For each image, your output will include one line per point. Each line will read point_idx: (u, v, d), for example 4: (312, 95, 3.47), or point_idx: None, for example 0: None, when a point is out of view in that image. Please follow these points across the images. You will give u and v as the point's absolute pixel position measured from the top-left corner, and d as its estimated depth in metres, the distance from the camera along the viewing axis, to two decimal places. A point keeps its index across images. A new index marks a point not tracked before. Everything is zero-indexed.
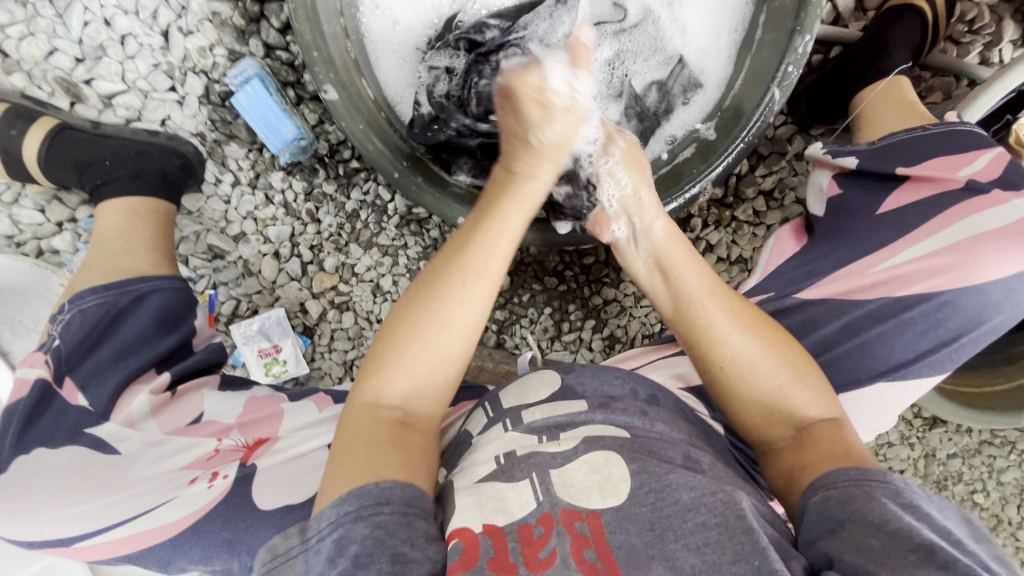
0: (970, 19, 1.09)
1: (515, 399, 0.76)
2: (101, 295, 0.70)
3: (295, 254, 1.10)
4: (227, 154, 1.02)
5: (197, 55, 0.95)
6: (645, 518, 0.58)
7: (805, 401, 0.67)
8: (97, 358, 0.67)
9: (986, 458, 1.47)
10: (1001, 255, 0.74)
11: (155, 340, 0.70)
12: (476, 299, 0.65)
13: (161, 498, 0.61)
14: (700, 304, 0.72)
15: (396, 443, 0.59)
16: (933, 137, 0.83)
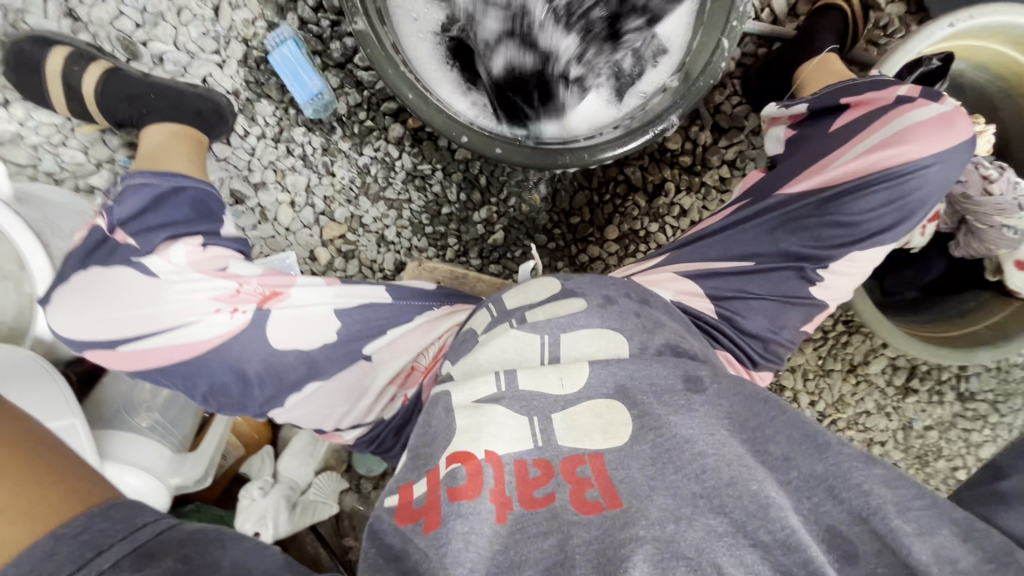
0: (884, 25, 1.33)
1: (517, 300, 0.80)
2: (148, 177, 0.76)
3: (309, 204, 1.21)
4: (257, 111, 1.16)
5: (241, 26, 1.13)
6: (645, 455, 0.59)
7: None
8: (142, 219, 0.72)
9: (961, 431, 1.52)
10: (935, 139, 0.76)
11: (193, 221, 0.75)
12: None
13: (187, 318, 0.70)
14: None
15: None
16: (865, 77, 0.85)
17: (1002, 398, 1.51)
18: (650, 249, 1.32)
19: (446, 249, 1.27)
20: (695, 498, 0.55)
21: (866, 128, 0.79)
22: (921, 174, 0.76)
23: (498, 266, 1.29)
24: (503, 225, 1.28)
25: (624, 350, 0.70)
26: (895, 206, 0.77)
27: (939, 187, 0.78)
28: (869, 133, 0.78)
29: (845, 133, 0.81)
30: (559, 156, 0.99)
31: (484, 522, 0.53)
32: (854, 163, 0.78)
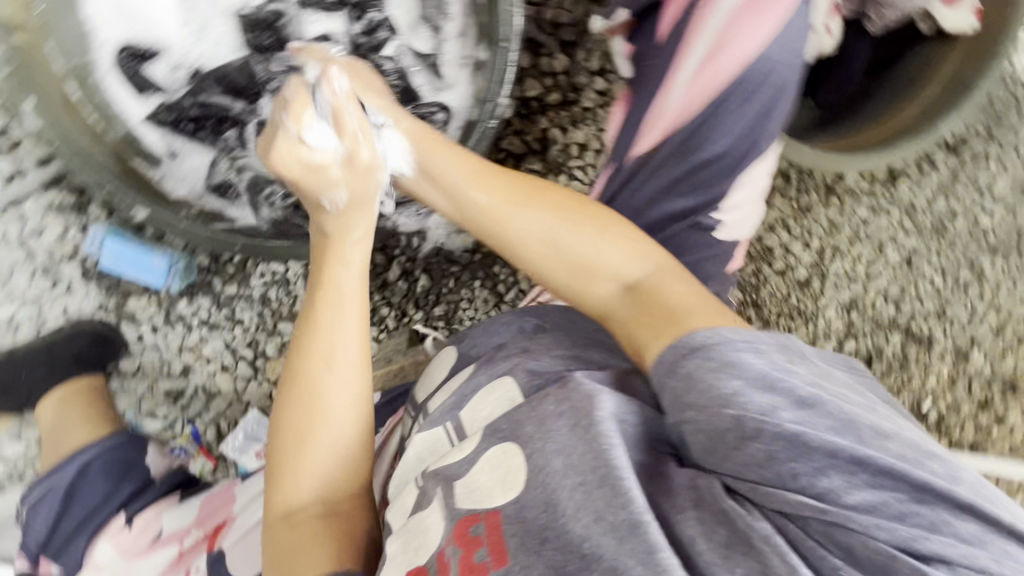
0: None
1: (424, 389, 0.71)
2: (39, 485, 0.72)
3: (240, 358, 1.17)
4: (133, 311, 1.10)
5: (58, 246, 1.04)
6: (534, 502, 0.47)
7: (526, 224, 0.64)
8: (59, 532, 0.71)
9: (966, 180, 1.39)
10: (759, 19, 0.62)
11: (109, 495, 0.74)
12: (348, 372, 0.63)
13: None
14: (488, 205, 0.65)
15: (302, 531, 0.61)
16: None
17: (991, 125, 1.38)
18: None
19: (384, 321, 1.20)
20: (580, 545, 0.44)
21: (683, 35, 0.66)
22: (769, 70, 0.62)
23: (441, 307, 1.21)
24: (421, 268, 1.20)
25: (517, 395, 0.56)
26: (753, 116, 0.63)
27: (791, 59, 0.63)
28: (689, 43, 0.65)
29: (669, 46, 0.68)
30: None
31: None
32: (687, 93, 0.64)
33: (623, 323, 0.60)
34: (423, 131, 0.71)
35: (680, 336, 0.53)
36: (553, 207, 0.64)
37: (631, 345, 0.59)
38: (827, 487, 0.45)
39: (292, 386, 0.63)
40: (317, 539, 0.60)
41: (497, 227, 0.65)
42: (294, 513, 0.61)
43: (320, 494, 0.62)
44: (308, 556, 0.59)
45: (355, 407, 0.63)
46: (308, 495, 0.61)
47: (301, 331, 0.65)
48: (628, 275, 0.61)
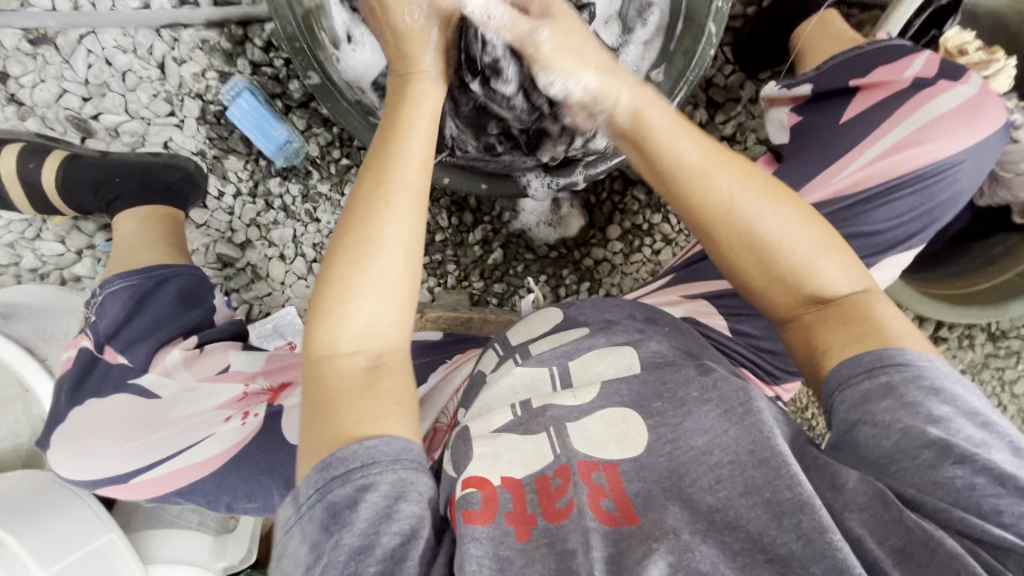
0: None
1: (522, 335, 0.78)
2: (128, 278, 0.73)
3: (299, 254, 1.16)
4: (227, 168, 1.10)
5: (191, 80, 1.05)
6: (664, 466, 0.58)
7: (754, 211, 0.61)
8: (129, 330, 0.70)
9: (995, 370, 1.47)
10: (958, 130, 0.71)
11: (179, 315, 0.73)
12: (404, 221, 0.59)
13: (202, 433, 0.65)
14: (703, 174, 0.62)
15: (328, 407, 0.54)
16: (870, 55, 0.78)
17: None
18: (655, 242, 1.26)
19: (446, 277, 1.22)
20: (712, 512, 0.53)
21: (882, 120, 0.73)
22: (952, 171, 0.71)
23: (501, 285, 1.23)
24: (500, 242, 1.23)
25: (637, 364, 0.67)
26: (919, 210, 0.72)
27: (962, 176, 0.73)
28: (888, 127, 0.72)
29: (863, 124, 0.74)
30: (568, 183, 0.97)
31: (502, 544, 0.53)
32: (873, 165, 0.72)
33: (809, 338, 0.61)
34: (641, 90, 0.65)
35: (869, 365, 0.55)
36: (771, 195, 0.61)
37: (808, 364, 0.61)
38: (987, 509, 0.47)
39: (354, 218, 0.59)
40: (356, 394, 0.54)
41: (721, 204, 0.61)
42: (333, 357, 0.56)
43: (368, 347, 0.57)
44: (373, 420, 0.53)
45: (410, 255, 0.59)
46: (355, 340, 0.56)
47: (366, 174, 0.61)
48: (835, 291, 0.60)
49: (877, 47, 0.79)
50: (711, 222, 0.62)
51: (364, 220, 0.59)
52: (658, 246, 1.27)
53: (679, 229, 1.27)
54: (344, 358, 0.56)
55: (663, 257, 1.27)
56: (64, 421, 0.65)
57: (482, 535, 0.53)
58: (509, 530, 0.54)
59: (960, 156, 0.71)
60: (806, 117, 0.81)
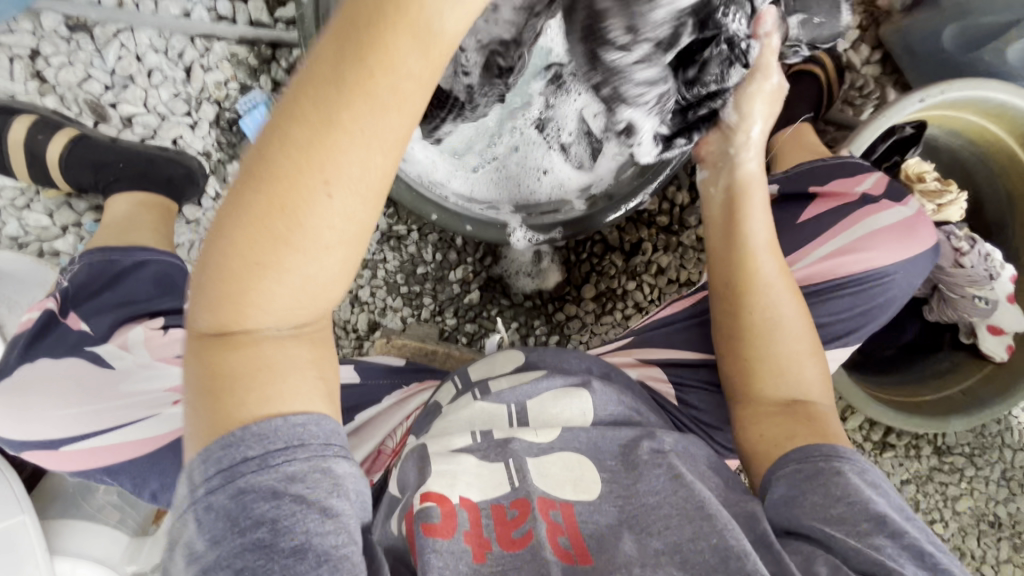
0: (860, 86, 1.33)
1: (482, 371, 0.83)
2: (107, 254, 0.78)
3: None
4: (228, 172, 1.15)
5: (213, 87, 1.11)
6: (614, 515, 0.64)
7: (785, 303, 0.77)
8: (99, 301, 0.74)
9: (938, 485, 1.54)
10: (894, 246, 0.80)
11: (149, 296, 0.77)
12: (340, 191, 0.43)
13: (144, 413, 0.68)
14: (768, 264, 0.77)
15: (228, 383, 0.47)
16: (827, 166, 0.87)
17: (978, 451, 1.55)
18: (627, 308, 1.32)
19: (420, 309, 1.24)
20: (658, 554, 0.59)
21: (830, 228, 0.82)
22: (887, 280, 0.80)
23: (473, 325, 1.26)
24: (479, 284, 1.26)
25: (590, 415, 0.74)
26: (858, 309, 0.80)
27: (897, 282, 0.81)
28: (832, 235, 0.81)
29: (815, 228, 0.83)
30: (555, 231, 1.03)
31: (459, 560, 0.57)
32: (819, 263, 0.80)
33: (775, 430, 0.72)
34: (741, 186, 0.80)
35: (826, 453, 0.67)
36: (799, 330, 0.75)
37: (767, 445, 0.72)
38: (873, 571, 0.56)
39: (275, 165, 0.43)
40: (261, 374, 0.47)
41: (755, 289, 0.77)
42: (239, 333, 0.47)
43: (284, 321, 0.48)
44: (273, 411, 0.48)
45: (354, 238, 0.45)
46: (264, 320, 0.47)
47: (295, 101, 0.42)
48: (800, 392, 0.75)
49: (836, 161, 0.87)
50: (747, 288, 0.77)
51: (308, 153, 0.42)
52: (630, 313, 1.33)
53: (650, 298, 1.33)
54: (257, 324, 0.47)
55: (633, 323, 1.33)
56: (12, 374, 0.68)
57: (442, 545, 0.57)
58: (466, 547, 0.59)
59: (895, 268, 0.80)
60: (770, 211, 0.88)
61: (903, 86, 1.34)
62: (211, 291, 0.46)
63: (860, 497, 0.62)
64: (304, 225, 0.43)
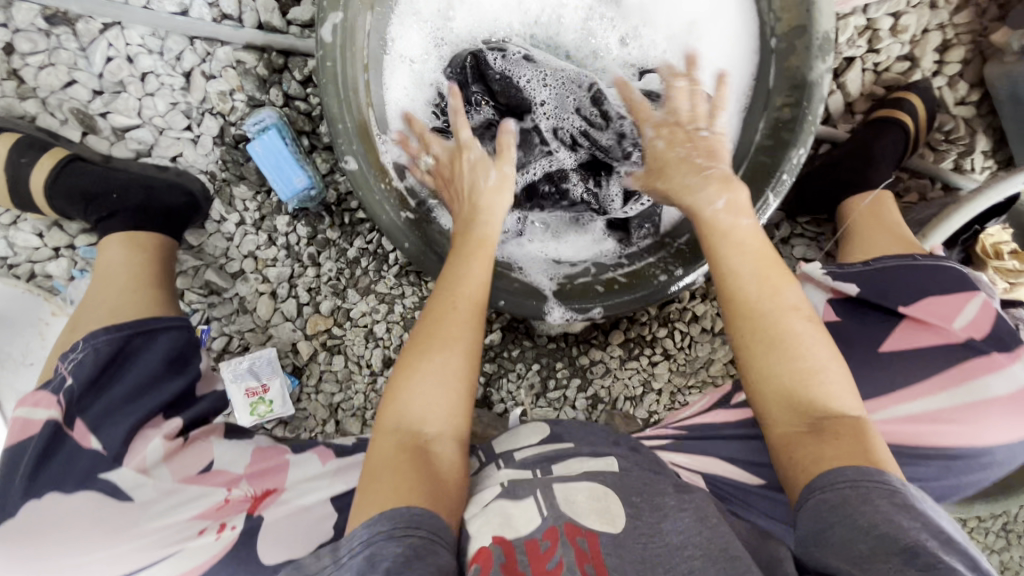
0: (948, 130, 1.17)
1: (506, 444, 0.89)
2: (112, 336, 0.73)
3: (292, 295, 1.10)
4: (234, 194, 1.03)
5: (217, 99, 0.97)
6: (638, 552, 0.61)
7: (805, 328, 0.68)
8: (107, 399, 0.69)
9: None
10: (1005, 421, 0.71)
11: (162, 382, 0.73)
12: (466, 310, 0.74)
13: (170, 549, 0.62)
14: (745, 275, 0.71)
15: (399, 469, 0.63)
16: (920, 273, 0.78)
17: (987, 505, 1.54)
18: (654, 354, 1.25)
19: None
20: None
21: (930, 381, 0.73)
22: (983, 457, 0.72)
23: (492, 365, 1.21)
24: (501, 324, 1.20)
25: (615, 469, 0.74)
26: (940, 482, 0.73)
27: (994, 458, 0.73)
28: (931, 391, 0.72)
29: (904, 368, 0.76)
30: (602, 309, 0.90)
31: None
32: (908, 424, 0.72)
33: (796, 442, 0.65)
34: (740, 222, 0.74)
35: (852, 479, 0.59)
36: (789, 335, 0.68)
37: (796, 470, 0.64)
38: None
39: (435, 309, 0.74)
40: (405, 461, 0.64)
41: (748, 303, 0.70)
42: (403, 434, 0.67)
43: (428, 422, 0.68)
44: (421, 491, 0.61)
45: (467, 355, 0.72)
46: (422, 424, 0.68)
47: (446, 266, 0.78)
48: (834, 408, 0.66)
49: (932, 265, 0.79)
50: (740, 312, 0.71)
51: (442, 307, 0.74)
52: (657, 359, 1.26)
53: (680, 346, 1.26)
54: (409, 422, 0.67)
55: (659, 371, 1.26)
56: (17, 514, 0.62)
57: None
58: None
59: (995, 448, 0.72)
60: (843, 319, 0.78)
61: (996, 130, 1.17)
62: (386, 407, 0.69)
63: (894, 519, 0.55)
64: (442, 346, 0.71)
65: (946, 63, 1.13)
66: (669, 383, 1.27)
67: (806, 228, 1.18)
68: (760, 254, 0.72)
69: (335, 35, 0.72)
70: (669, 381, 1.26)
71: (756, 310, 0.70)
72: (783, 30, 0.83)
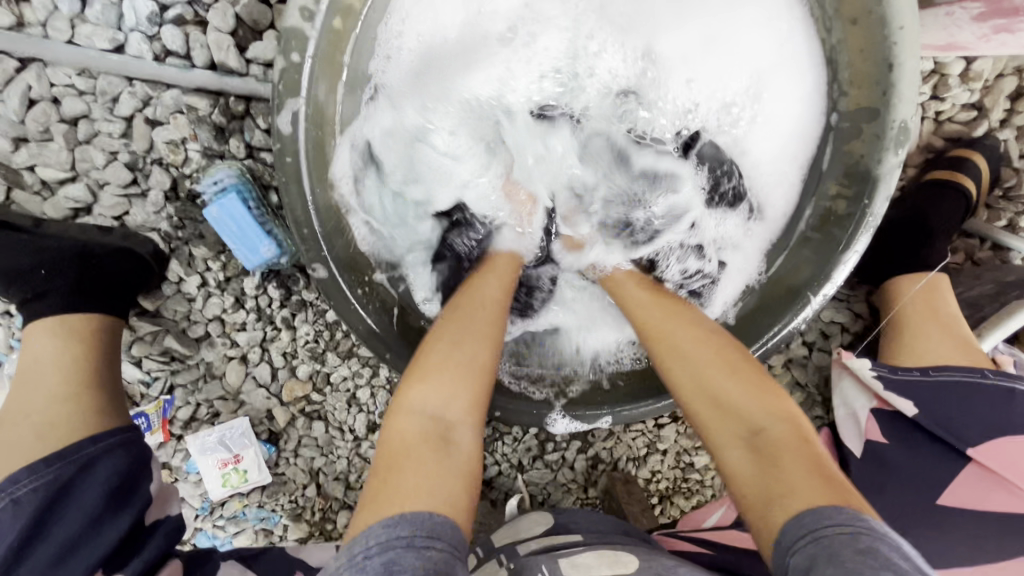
0: (1008, 187, 1.02)
1: (506, 539, 0.84)
2: (34, 481, 0.62)
3: (265, 360, 0.99)
4: (194, 255, 0.89)
5: (166, 149, 0.82)
6: None
7: (683, 338, 0.65)
8: (31, 563, 0.60)
9: None
10: None
11: (103, 524, 0.64)
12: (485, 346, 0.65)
13: None
14: (651, 318, 0.69)
15: (388, 487, 0.53)
16: (991, 399, 0.74)
17: None
18: (661, 416, 1.17)
19: None
20: None
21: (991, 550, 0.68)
22: None
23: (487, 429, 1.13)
24: None
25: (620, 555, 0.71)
26: None
27: None
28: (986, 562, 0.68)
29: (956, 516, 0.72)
30: (615, 415, 0.79)
31: None
32: None
33: (749, 479, 0.55)
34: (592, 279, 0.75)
35: (826, 510, 0.48)
36: (713, 357, 0.63)
37: (756, 508, 0.53)
38: None
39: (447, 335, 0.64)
40: (423, 450, 0.56)
41: (656, 338, 0.67)
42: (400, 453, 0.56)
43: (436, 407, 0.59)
44: (411, 503, 0.51)
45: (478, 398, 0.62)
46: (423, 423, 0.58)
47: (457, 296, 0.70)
48: (766, 429, 0.57)
49: (1006, 388, 0.74)
50: (659, 355, 0.66)
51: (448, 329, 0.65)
52: (663, 421, 1.18)
53: None
54: (411, 426, 0.58)
55: (665, 432, 1.18)
56: None
57: None
58: None
59: None
60: (891, 443, 0.78)
61: None
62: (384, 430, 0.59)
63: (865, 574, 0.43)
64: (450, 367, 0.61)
65: (1018, 113, 0.97)
66: (676, 444, 1.19)
67: (837, 289, 1.04)
68: (682, 316, 0.68)
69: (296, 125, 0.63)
70: (675, 442, 1.18)
71: (670, 339, 0.66)
72: (848, 107, 0.69)
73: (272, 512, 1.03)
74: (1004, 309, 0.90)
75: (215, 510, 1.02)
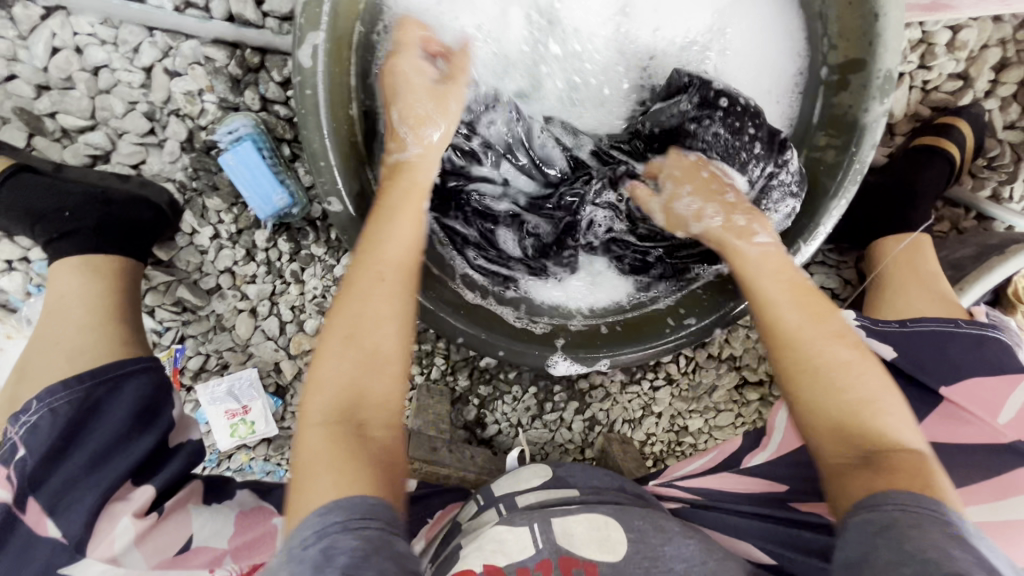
0: (992, 156, 1.06)
1: (507, 487, 0.83)
2: (66, 394, 0.65)
3: (274, 313, 1.01)
4: (207, 206, 0.92)
5: (183, 100, 0.85)
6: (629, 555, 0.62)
7: (788, 314, 0.63)
8: (65, 471, 0.63)
9: None
10: None
11: (131, 440, 0.67)
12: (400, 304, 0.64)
13: None
14: (768, 287, 0.65)
15: (339, 459, 0.54)
16: (964, 341, 0.78)
17: None
18: (657, 379, 1.20)
19: (430, 368, 1.14)
20: None
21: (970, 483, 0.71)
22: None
23: (487, 388, 1.16)
24: None
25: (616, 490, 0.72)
26: None
27: None
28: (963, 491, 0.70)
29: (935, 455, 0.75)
30: (611, 358, 0.84)
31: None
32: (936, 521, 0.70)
33: (853, 472, 0.55)
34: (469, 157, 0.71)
35: (909, 512, 0.49)
36: (825, 339, 0.61)
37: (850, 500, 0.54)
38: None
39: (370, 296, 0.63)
40: (345, 442, 0.56)
41: (771, 309, 0.63)
42: (335, 426, 0.57)
43: (358, 377, 0.59)
44: (344, 481, 0.53)
45: (400, 360, 0.63)
46: (364, 391, 0.59)
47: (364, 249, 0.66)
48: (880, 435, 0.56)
49: (976, 332, 0.79)
50: (773, 330, 0.63)
51: (364, 290, 0.63)
52: (659, 384, 1.21)
53: (684, 371, 1.21)
54: (332, 394, 0.58)
55: (661, 395, 1.21)
56: None
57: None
58: None
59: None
60: None
61: None
62: (310, 396, 0.59)
63: (941, 544, 0.46)
64: (373, 337, 0.61)
65: (1002, 84, 1.01)
66: (671, 407, 1.22)
67: (827, 254, 1.07)
68: (791, 275, 0.66)
69: (315, 60, 0.65)
70: (670, 405, 1.22)
71: (789, 315, 0.62)
72: (838, 60, 0.73)
73: (277, 466, 1.05)
74: (990, 262, 0.95)
75: (222, 462, 1.03)
